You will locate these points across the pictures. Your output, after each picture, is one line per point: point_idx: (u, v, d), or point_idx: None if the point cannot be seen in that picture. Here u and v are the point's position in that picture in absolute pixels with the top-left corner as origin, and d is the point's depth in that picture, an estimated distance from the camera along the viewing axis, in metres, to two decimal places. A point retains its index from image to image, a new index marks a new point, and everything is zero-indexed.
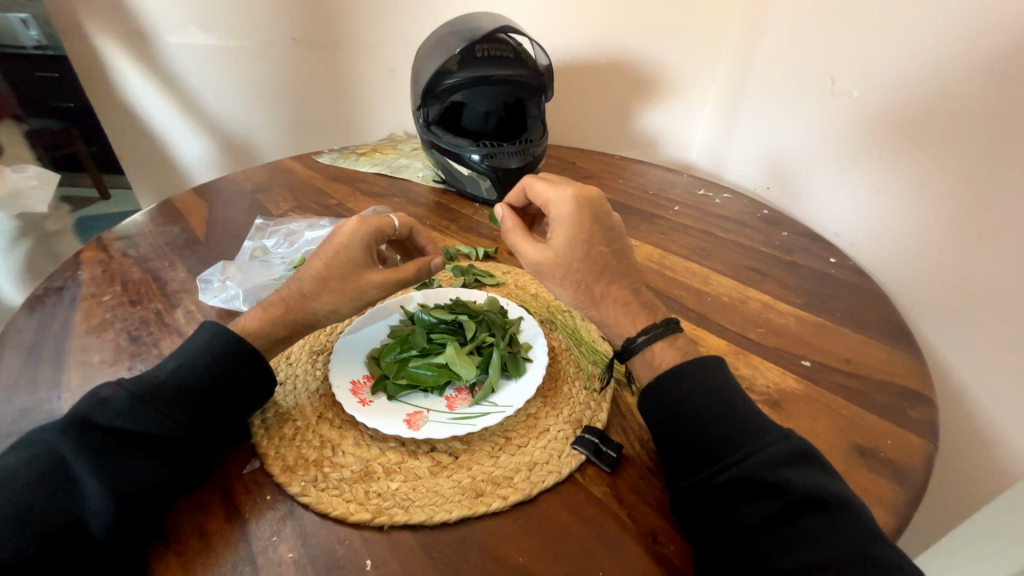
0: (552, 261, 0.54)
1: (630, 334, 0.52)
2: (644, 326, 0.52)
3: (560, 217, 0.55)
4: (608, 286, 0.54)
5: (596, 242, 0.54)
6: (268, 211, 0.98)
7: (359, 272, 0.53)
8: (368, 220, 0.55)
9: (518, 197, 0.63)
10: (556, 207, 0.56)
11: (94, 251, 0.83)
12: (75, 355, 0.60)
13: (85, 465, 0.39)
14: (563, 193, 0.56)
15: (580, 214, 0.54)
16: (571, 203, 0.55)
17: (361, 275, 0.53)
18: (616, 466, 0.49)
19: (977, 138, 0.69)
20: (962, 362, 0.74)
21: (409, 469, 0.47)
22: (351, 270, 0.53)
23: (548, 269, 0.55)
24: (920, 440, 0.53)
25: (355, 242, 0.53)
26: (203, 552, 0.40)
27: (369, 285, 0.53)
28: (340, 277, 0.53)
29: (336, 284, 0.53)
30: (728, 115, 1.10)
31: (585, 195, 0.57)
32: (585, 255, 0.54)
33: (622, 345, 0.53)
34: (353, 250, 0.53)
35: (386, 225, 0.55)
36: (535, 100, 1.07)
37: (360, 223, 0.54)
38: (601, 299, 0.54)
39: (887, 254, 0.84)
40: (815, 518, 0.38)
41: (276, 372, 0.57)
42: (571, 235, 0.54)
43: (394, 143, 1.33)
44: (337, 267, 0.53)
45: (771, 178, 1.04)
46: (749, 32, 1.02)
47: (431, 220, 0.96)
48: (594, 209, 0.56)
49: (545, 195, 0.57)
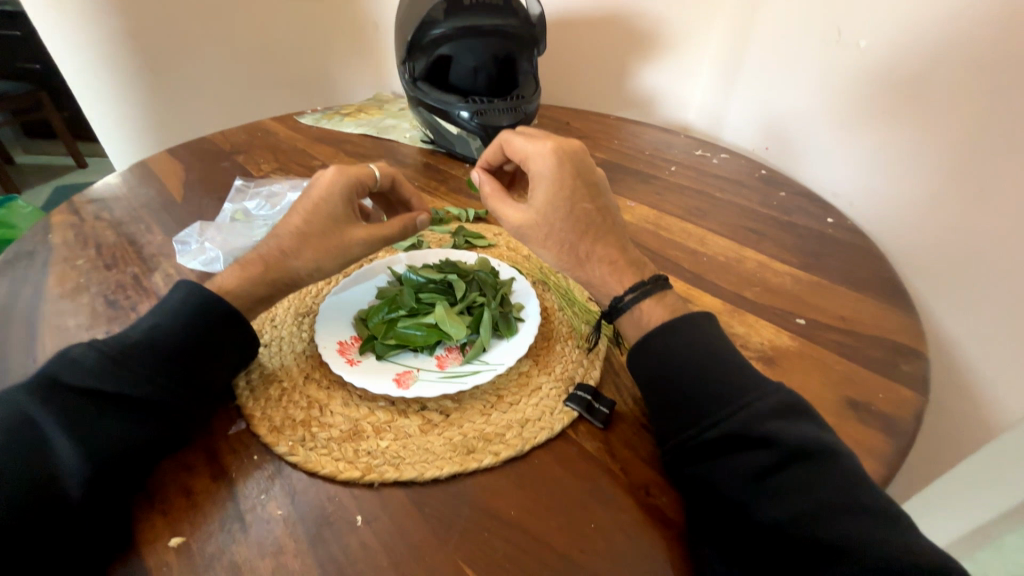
0: (534, 221, 0.52)
1: (617, 293, 0.51)
2: (632, 283, 0.51)
3: (540, 173, 0.53)
4: (593, 245, 0.52)
5: (579, 198, 0.52)
6: (249, 172, 0.93)
7: (341, 227, 0.53)
8: (346, 170, 0.55)
9: (496, 153, 0.61)
10: (535, 162, 0.54)
11: (65, 214, 0.79)
12: (49, 319, 0.58)
13: (57, 425, 0.38)
14: (542, 147, 0.54)
15: (560, 170, 0.52)
16: (550, 158, 0.53)
17: (343, 230, 0.53)
18: (609, 422, 0.48)
19: (984, 88, 0.68)
20: (957, 320, 0.75)
21: (398, 427, 0.46)
22: (332, 225, 0.53)
23: (531, 231, 0.53)
24: (912, 393, 0.53)
25: (335, 196, 0.54)
26: (189, 510, 0.40)
27: (352, 241, 0.53)
28: (320, 232, 0.52)
29: (316, 240, 0.52)
30: (729, 72, 1.02)
31: (565, 149, 0.54)
32: (567, 213, 0.52)
33: (609, 305, 0.51)
34: (333, 204, 0.53)
35: (365, 175, 0.57)
36: (526, 54, 0.99)
37: (340, 176, 0.54)
38: (586, 259, 0.52)
39: (886, 212, 0.82)
40: (805, 468, 0.37)
41: (261, 335, 0.56)
42: (552, 191, 0.52)
43: (380, 103, 1.27)
44: (317, 221, 0.53)
45: (770, 139, 1.00)
46: None
47: (419, 181, 0.93)
48: (575, 163, 0.54)
49: (524, 149, 0.55)
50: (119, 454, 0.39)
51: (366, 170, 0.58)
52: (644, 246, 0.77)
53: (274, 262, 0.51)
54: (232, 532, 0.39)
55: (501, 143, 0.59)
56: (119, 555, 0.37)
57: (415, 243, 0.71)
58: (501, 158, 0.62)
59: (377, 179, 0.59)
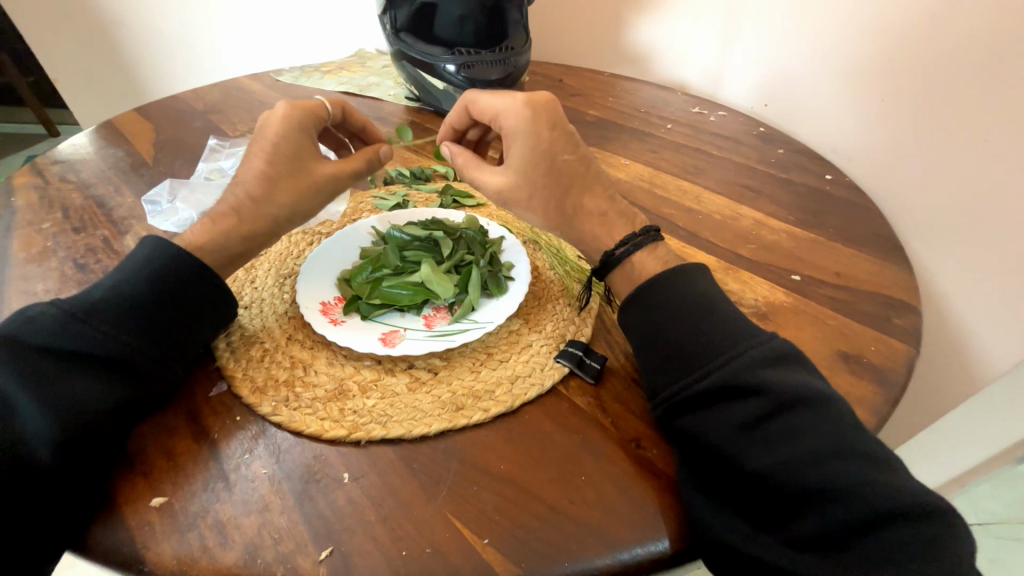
0: (514, 183, 0.50)
1: (608, 248, 0.49)
2: (623, 237, 0.49)
3: (514, 128, 0.50)
4: (580, 199, 0.50)
5: (559, 150, 0.49)
6: (224, 131, 0.88)
7: (306, 167, 0.52)
8: (298, 102, 0.52)
9: (461, 116, 0.58)
10: (507, 116, 0.50)
11: (28, 176, 0.75)
12: (15, 284, 0.56)
13: (20, 386, 0.37)
14: (513, 100, 0.50)
15: (534, 124, 0.49)
16: (523, 110, 0.49)
17: (309, 170, 0.52)
18: (600, 378, 0.48)
19: (996, 32, 0.65)
20: (951, 276, 0.75)
21: (385, 386, 0.45)
22: (297, 164, 0.51)
23: (512, 195, 0.51)
24: (904, 345, 0.53)
25: (292, 132, 0.51)
26: (170, 471, 0.39)
27: (320, 179, 0.52)
28: (286, 173, 0.51)
29: (285, 184, 0.51)
30: (729, 24, 0.94)
31: (537, 98, 0.51)
32: (548, 169, 0.49)
33: (600, 260, 0.49)
34: (293, 141, 0.51)
35: (318, 108, 0.53)
36: (516, 2, 0.91)
37: (293, 110, 0.51)
38: (574, 215, 0.50)
39: (883, 166, 0.80)
40: (797, 415, 0.37)
41: (241, 296, 0.54)
42: (529, 147, 0.49)
43: (363, 59, 1.20)
44: (279, 161, 0.51)
45: (768, 94, 0.94)
46: None
47: (404, 140, 0.88)
48: (550, 112, 0.50)
49: (492, 105, 0.51)
50: (89, 413, 0.38)
51: (317, 101, 0.54)
52: (638, 204, 0.75)
53: (247, 214, 0.50)
54: (216, 492, 0.38)
55: (466, 103, 0.55)
56: (99, 517, 0.37)
57: (400, 202, 0.68)
58: (467, 121, 0.58)
59: (331, 111, 0.56)
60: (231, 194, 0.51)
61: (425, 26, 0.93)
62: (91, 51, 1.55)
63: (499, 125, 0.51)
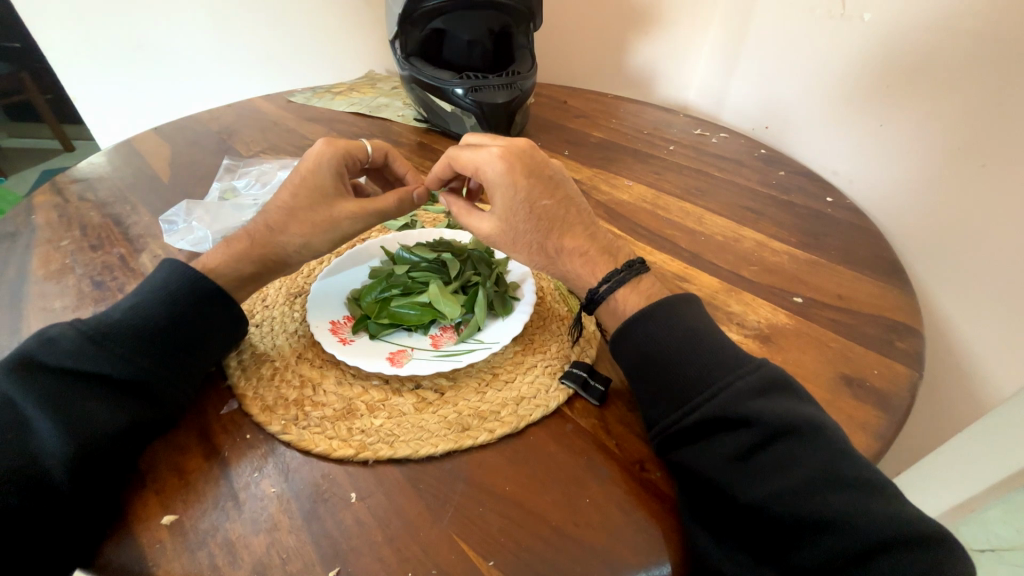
0: (500, 229, 0.52)
1: (592, 285, 0.50)
2: (605, 273, 0.50)
3: (494, 180, 0.51)
4: (561, 239, 0.51)
5: (537, 197, 0.50)
6: (238, 151, 0.91)
7: (329, 203, 0.54)
8: (337, 143, 0.56)
9: (444, 168, 0.58)
10: (486, 170, 0.51)
11: (48, 195, 0.77)
12: (34, 301, 0.57)
13: (37, 406, 0.38)
14: (490, 153, 0.51)
15: (510, 175, 0.50)
16: (498, 163, 0.51)
17: (332, 204, 0.54)
18: (604, 400, 0.48)
19: (986, 63, 0.65)
20: (953, 301, 0.74)
21: (393, 406, 0.46)
22: (320, 198, 0.54)
23: (500, 239, 0.52)
24: (906, 369, 0.53)
25: (323, 167, 0.54)
26: (181, 489, 0.40)
27: (341, 216, 0.54)
28: (307, 207, 0.53)
29: (305, 213, 0.53)
30: (727, 57, 1.05)
31: (512, 148, 0.52)
32: (528, 215, 0.50)
33: (586, 296, 0.50)
34: (321, 176, 0.54)
35: (357, 149, 0.58)
36: (522, 28, 0.96)
37: (329, 146, 0.55)
38: (557, 256, 0.51)
39: (884, 190, 0.81)
40: (788, 444, 0.37)
41: (252, 315, 0.55)
42: (507, 197, 0.50)
43: (373, 82, 1.24)
44: (305, 194, 0.53)
45: (770, 118, 0.99)
46: None
47: (413, 160, 0.91)
48: (525, 161, 0.51)
49: (471, 159, 0.52)
50: (101, 430, 0.39)
51: (357, 143, 0.58)
52: (641, 225, 0.76)
53: (260, 240, 0.52)
54: (226, 510, 0.38)
55: (449, 160, 0.56)
56: (111, 534, 0.37)
57: (409, 222, 0.69)
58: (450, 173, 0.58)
59: (368, 153, 0.60)
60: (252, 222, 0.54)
61: (435, 53, 0.97)
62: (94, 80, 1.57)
63: (478, 179, 0.52)
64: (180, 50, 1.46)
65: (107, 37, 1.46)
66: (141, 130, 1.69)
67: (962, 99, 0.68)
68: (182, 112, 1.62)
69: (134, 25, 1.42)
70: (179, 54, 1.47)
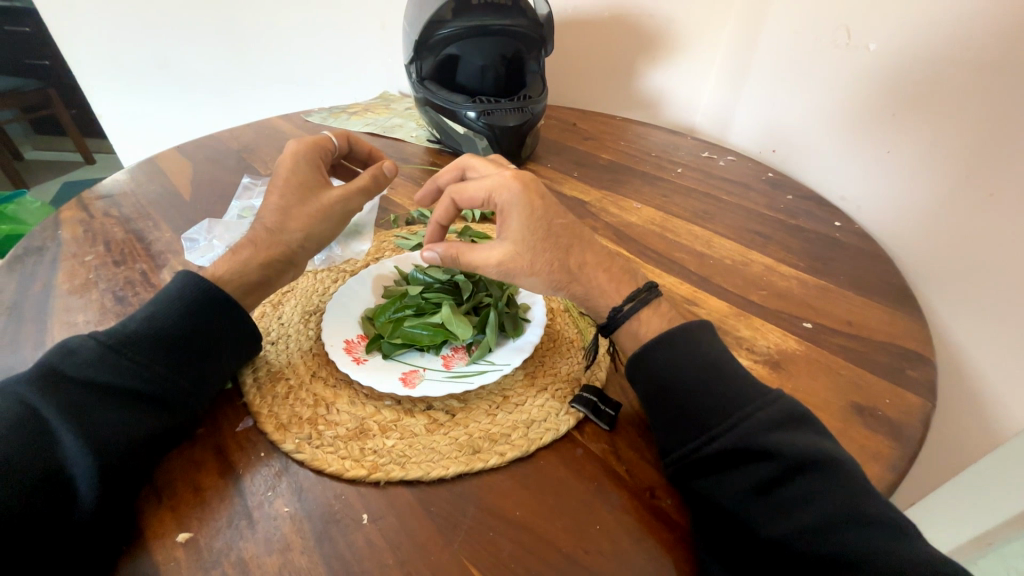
0: (513, 252, 0.50)
1: (615, 303, 0.50)
2: (629, 293, 0.51)
3: (508, 203, 0.51)
4: (581, 256, 0.51)
5: (553, 216, 0.51)
6: (257, 169, 0.94)
7: (317, 191, 0.59)
8: (304, 141, 0.60)
9: (446, 209, 0.58)
10: (500, 193, 0.51)
11: (74, 210, 0.80)
12: (59, 315, 0.59)
13: (60, 418, 0.39)
14: (503, 176, 0.52)
15: (525, 197, 0.50)
16: (513, 184, 0.51)
17: (319, 195, 0.59)
18: (615, 425, 0.49)
19: (987, 93, 0.66)
20: (965, 329, 0.73)
21: (405, 427, 0.46)
22: (308, 191, 0.58)
23: (513, 264, 0.51)
24: (919, 399, 0.52)
25: (301, 163, 0.59)
26: (196, 505, 0.41)
27: (330, 201, 0.59)
28: (299, 202, 0.57)
29: (299, 210, 0.57)
30: (736, 80, 1.09)
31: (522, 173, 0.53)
32: (547, 233, 0.50)
33: (608, 316, 0.50)
34: (303, 169, 0.59)
35: (323, 141, 0.62)
36: (535, 54, 0.99)
37: (301, 144, 0.60)
38: (577, 273, 0.51)
39: (891, 215, 0.81)
40: (805, 479, 0.37)
41: (268, 332, 0.56)
42: (524, 217, 0.50)
43: (388, 103, 1.27)
44: (291, 190, 0.58)
45: (775, 141, 1.03)
46: (753, 10, 1.03)
47: (426, 180, 0.93)
48: (538, 184, 0.52)
49: (481, 183, 0.53)
50: (122, 444, 0.40)
51: (322, 137, 0.63)
52: (649, 247, 0.77)
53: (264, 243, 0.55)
54: (239, 529, 0.39)
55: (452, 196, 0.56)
56: (126, 549, 0.38)
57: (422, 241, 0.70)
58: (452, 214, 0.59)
59: (335, 143, 0.64)
60: (252, 228, 0.56)
61: (449, 76, 1.00)
62: (119, 99, 1.63)
63: (491, 202, 0.53)
64: (201, 70, 1.52)
65: (132, 58, 1.52)
66: (164, 147, 1.74)
67: (967, 128, 0.69)
68: (204, 129, 1.67)
69: (163, 48, 1.49)
70: (202, 75, 1.53)
